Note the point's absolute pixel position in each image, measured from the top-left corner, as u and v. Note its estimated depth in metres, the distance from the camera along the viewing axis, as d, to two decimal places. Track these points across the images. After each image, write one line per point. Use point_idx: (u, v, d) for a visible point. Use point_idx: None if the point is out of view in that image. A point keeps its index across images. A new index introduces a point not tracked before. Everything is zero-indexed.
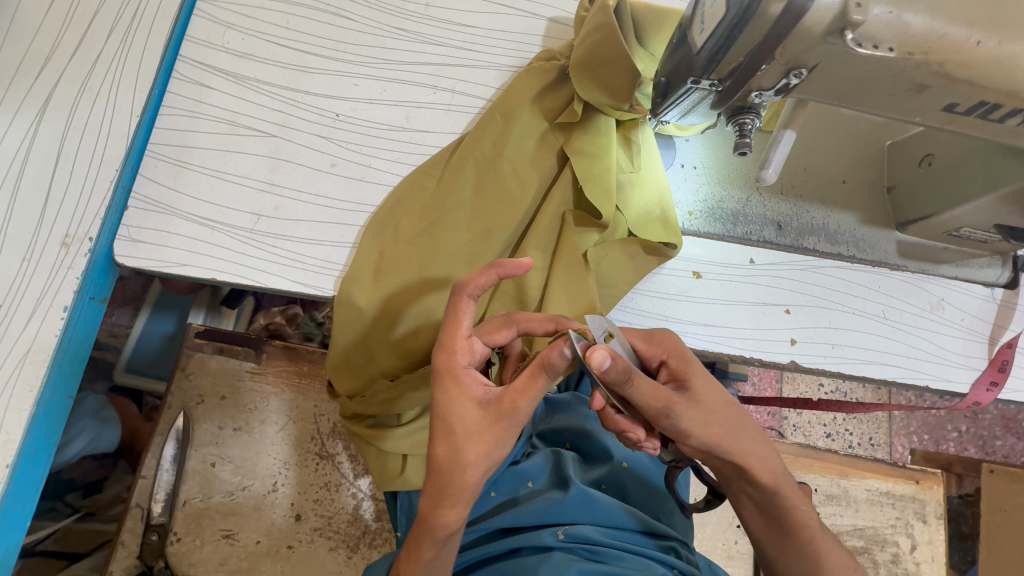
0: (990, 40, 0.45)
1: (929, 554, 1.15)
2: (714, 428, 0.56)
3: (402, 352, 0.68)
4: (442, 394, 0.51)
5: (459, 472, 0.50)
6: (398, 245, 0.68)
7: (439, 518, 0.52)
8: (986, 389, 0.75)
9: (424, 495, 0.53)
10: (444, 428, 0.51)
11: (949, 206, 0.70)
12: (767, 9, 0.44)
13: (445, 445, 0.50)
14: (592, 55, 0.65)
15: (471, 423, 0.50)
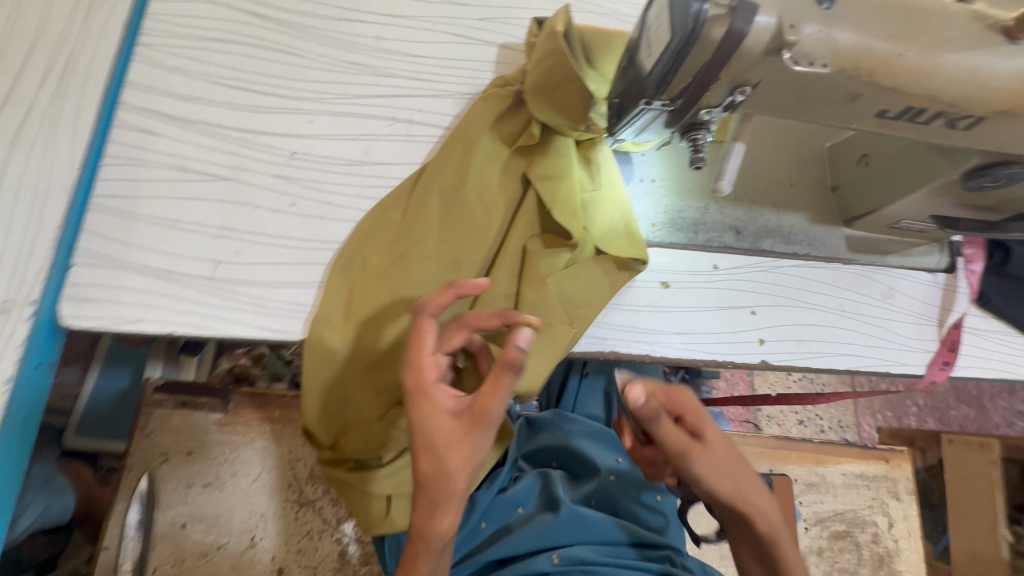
0: (910, 52, 0.49)
1: (906, 530, 1.20)
2: (727, 477, 0.57)
3: (380, 387, 0.66)
4: (415, 412, 0.50)
5: (445, 481, 0.49)
6: (367, 280, 0.67)
7: (428, 535, 0.50)
8: (940, 368, 0.81)
9: (415, 510, 0.51)
10: (423, 442, 0.49)
11: (888, 201, 0.75)
12: (710, 32, 0.46)
13: (426, 459, 0.49)
14: (546, 81, 0.67)
15: (448, 431, 0.49)
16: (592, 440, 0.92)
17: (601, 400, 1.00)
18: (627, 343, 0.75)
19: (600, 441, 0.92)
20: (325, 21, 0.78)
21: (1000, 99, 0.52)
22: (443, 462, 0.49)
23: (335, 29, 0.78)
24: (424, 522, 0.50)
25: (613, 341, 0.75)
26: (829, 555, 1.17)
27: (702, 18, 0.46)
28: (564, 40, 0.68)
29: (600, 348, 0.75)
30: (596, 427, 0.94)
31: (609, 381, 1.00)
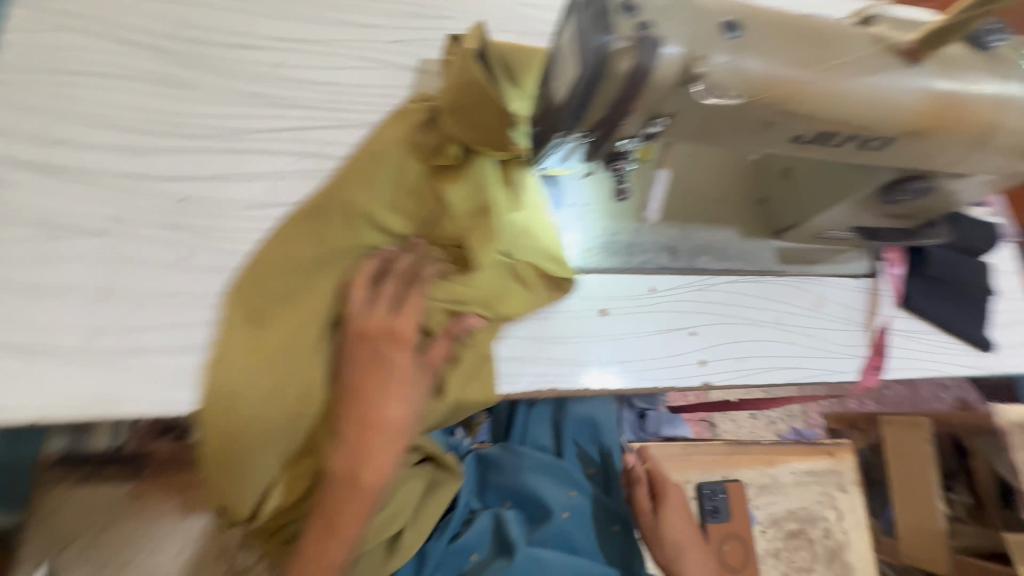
0: (818, 78, 0.48)
1: (853, 521, 1.24)
2: (676, 538, 0.83)
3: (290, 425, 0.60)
4: (397, 355, 0.61)
5: (406, 421, 0.62)
6: (270, 318, 0.60)
7: (365, 481, 0.60)
8: (871, 372, 0.84)
9: (365, 453, 0.60)
10: (393, 387, 0.61)
11: (813, 214, 0.76)
12: (618, 65, 0.43)
13: (396, 402, 0.61)
14: (461, 100, 0.60)
15: (413, 380, 0.63)
16: (542, 473, 0.89)
17: (551, 428, 0.96)
18: (569, 377, 0.72)
19: (550, 474, 0.89)
20: (215, 48, 0.70)
21: (905, 122, 0.53)
22: (403, 412, 0.62)
23: (228, 58, 0.70)
24: (366, 470, 0.60)
25: (553, 377, 0.72)
26: (785, 553, 1.20)
27: (607, 52, 0.43)
28: (479, 59, 0.61)
29: (541, 386, 0.71)
30: (546, 459, 0.90)
31: (559, 408, 0.97)
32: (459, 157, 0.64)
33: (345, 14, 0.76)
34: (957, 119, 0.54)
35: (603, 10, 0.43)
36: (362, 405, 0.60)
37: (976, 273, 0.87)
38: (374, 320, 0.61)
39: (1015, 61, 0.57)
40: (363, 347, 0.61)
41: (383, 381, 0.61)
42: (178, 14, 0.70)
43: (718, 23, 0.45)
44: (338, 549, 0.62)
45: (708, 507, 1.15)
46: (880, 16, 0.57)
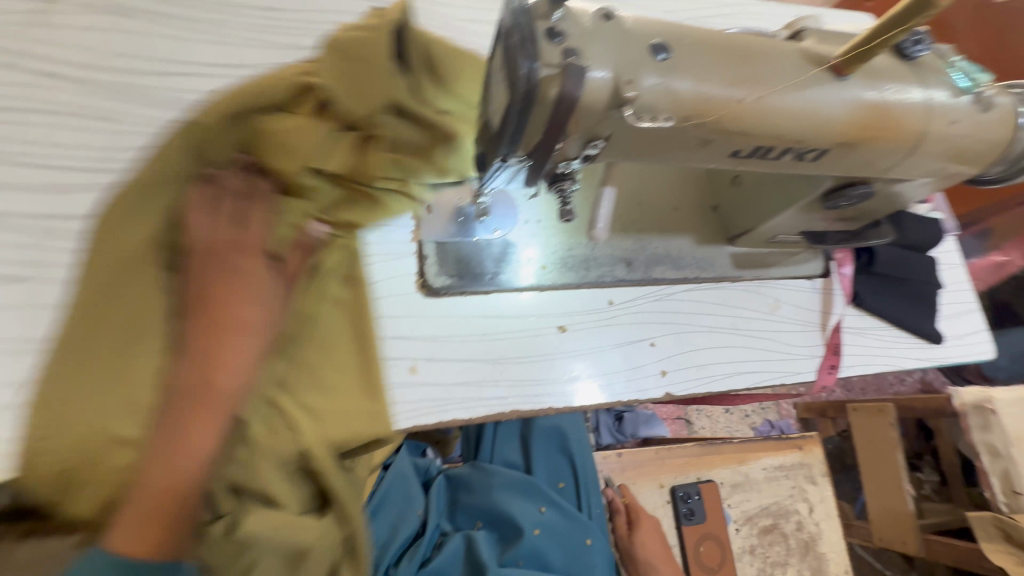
0: (749, 96, 0.48)
1: (824, 512, 1.27)
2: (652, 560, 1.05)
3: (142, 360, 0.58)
4: (240, 264, 0.62)
5: (258, 328, 0.61)
6: (101, 248, 0.59)
7: (219, 382, 0.58)
8: (828, 372, 0.85)
9: (211, 362, 0.58)
10: (242, 295, 0.61)
11: (762, 220, 0.77)
12: (546, 92, 0.42)
13: (247, 306, 0.61)
14: (349, 48, 0.63)
15: (263, 286, 0.63)
16: (512, 492, 0.88)
17: (519, 444, 0.95)
18: (530, 398, 0.71)
19: (521, 491, 0.88)
20: (142, 77, 0.67)
21: (837, 134, 0.54)
22: (257, 311, 0.62)
23: (157, 86, 0.67)
24: (220, 369, 0.58)
25: (515, 399, 0.71)
26: (760, 550, 1.21)
27: (534, 78, 0.42)
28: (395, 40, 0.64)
29: (503, 408, 0.70)
30: (517, 476, 0.88)
31: (525, 422, 0.95)
32: (315, 111, 0.64)
33: (281, 35, 0.73)
34: (886, 130, 0.55)
35: (529, 36, 0.42)
36: (213, 304, 0.60)
37: (927, 268, 0.90)
38: (220, 234, 0.62)
39: (939, 69, 0.59)
40: (211, 260, 0.61)
41: (238, 279, 0.62)
42: (101, 42, 0.67)
43: (647, 46, 0.45)
44: (190, 465, 0.55)
45: (683, 510, 1.16)
46: (809, 29, 0.58)
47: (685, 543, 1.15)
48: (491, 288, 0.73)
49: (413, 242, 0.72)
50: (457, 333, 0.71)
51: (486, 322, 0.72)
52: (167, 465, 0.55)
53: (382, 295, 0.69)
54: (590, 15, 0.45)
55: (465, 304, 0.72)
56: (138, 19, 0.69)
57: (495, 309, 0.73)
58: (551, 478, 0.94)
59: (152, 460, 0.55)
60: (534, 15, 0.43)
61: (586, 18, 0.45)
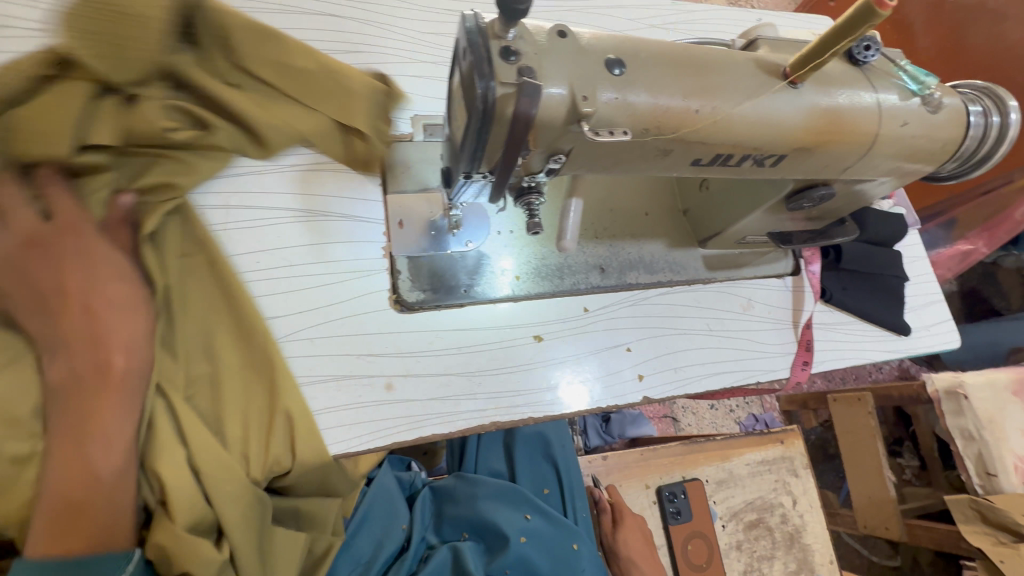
0: (705, 106, 0.50)
1: (807, 503, 1.29)
2: (636, 553, 1.06)
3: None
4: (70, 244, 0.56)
5: (121, 303, 0.57)
6: None
7: (110, 364, 0.54)
8: (801, 369, 0.87)
9: (81, 348, 0.54)
10: (86, 275, 0.56)
11: (730, 223, 0.78)
12: (503, 110, 0.43)
13: (106, 283, 0.56)
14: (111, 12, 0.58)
15: (110, 261, 0.58)
16: (497, 500, 0.88)
17: (502, 453, 0.96)
18: (509, 408, 0.72)
19: (506, 499, 0.88)
20: None
21: (792, 139, 0.55)
22: (127, 284, 0.58)
23: None
24: (95, 352, 0.54)
25: (493, 411, 0.71)
26: (747, 545, 1.23)
27: (490, 98, 0.42)
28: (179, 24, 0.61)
29: (482, 421, 0.70)
30: (501, 484, 0.89)
31: (508, 432, 0.96)
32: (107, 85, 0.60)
33: None
34: (841, 133, 0.57)
35: (483, 56, 0.43)
36: (66, 296, 0.55)
37: (893, 262, 0.93)
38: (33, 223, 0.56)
39: (889, 72, 0.61)
40: (39, 255, 0.55)
41: (85, 259, 0.56)
42: None
43: (602, 61, 0.46)
44: (102, 453, 0.52)
45: (670, 509, 1.17)
46: (762, 37, 0.60)
47: (672, 543, 1.16)
48: (466, 301, 0.73)
49: (386, 257, 0.72)
50: (434, 347, 0.71)
51: (462, 335, 0.72)
52: (78, 462, 0.51)
53: (356, 312, 0.69)
54: (544, 32, 0.46)
55: (440, 318, 0.72)
56: None
57: (471, 321, 0.73)
58: (536, 486, 0.95)
59: (59, 470, 0.51)
60: (488, 35, 0.44)
61: (541, 36, 0.45)
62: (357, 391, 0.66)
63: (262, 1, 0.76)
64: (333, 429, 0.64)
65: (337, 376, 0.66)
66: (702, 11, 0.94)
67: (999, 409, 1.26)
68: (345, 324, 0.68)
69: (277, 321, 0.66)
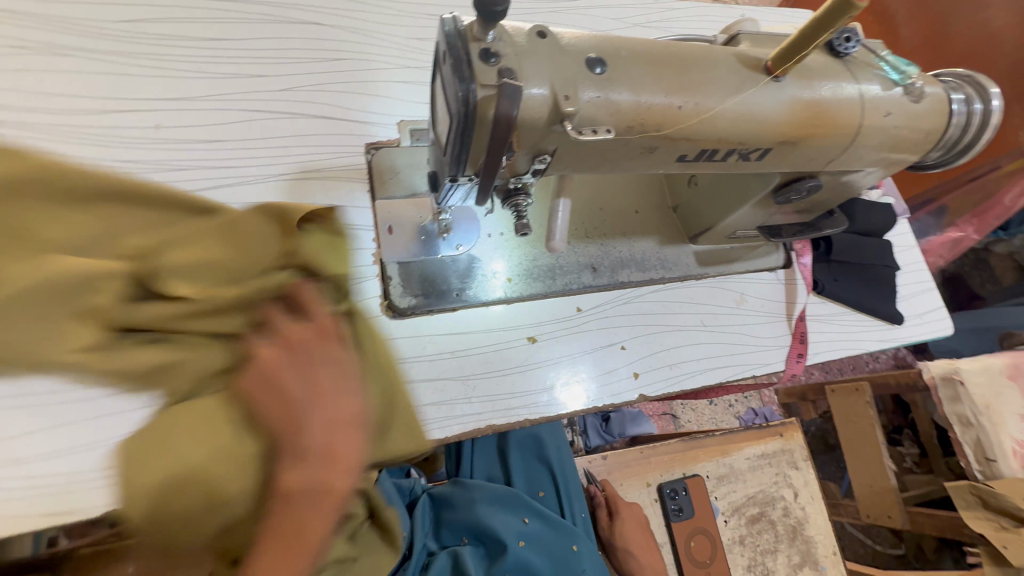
0: (688, 102, 0.50)
1: (809, 495, 1.29)
2: (632, 537, 1.07)
3: (218, 460, 0.50)
4: (312, 351, 0.53)
5: (342, 409, 0.50)
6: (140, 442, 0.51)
7: (330, 479, 0.47)
8: (796, 361, 0.87)
9: (304, 459, 0.48)
10: (322, 381, 0.51)
11: (720, 218, 0.78)
12: (483, 112, 0.43)
13: (328, 382, 0.51)
14: None
15: (337, 364, 0.53)
16: (496, 505, 0.87)
17: (499, 459, 0.96)
18: (507, 411, 0.71)
19: (504, 504, 0.88)
20: (85, 116, 0.66)
21: (776, 133, 0.55)
22: (354, 402, 0.52)
23: (99, 125, 0.66)
24: (317, 469, 0.47)
25: (491, 415, 0.71)
26: (750, 539, 1.23)
27: (471, 100, 0.43)
28: None
29: (480, 424, 0.70)
30: (501, 489, 0.88)
31: (502, 436, 0.96)
32: None
33: (225, 65, 0.73)
34: (825, 125, 0.57)
35: (463, 59, 0.43)
36: (301, 400, 0.50)
37: (882, 251, 0.93)
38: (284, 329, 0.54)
39: (870, 63, 0.61)
40: (291, 359, 0.52)
41: (321, 372, 0.51)
42: (38, 84, 0.66)
43: (582, 61, 0.46)
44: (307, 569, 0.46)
45: (672, 507, 1.16)
46: (743, 32, 0.60)
47: (675, 540, 1.16)
48: (459, 305, 0.73)
49: (377, 264, 0.72)
50: (427, 352, 0.70)
51: (456, 339, 0.72)
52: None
53: None
54: (523, 33, 0.45)
55: (432, 323, 0.72)
56: (75, 57, 0.68)
57: (465, 325, 0.73)
58: (533, 488, 0.95)
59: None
60: (468, 37, 0.44)
61: (520, 37, 0.45)
62: None
63: (243, 11, 0.76)
64: None
65: None
66: (684, 8, 0.94)
67: (995, 394, 1.27)
68: None
69: None
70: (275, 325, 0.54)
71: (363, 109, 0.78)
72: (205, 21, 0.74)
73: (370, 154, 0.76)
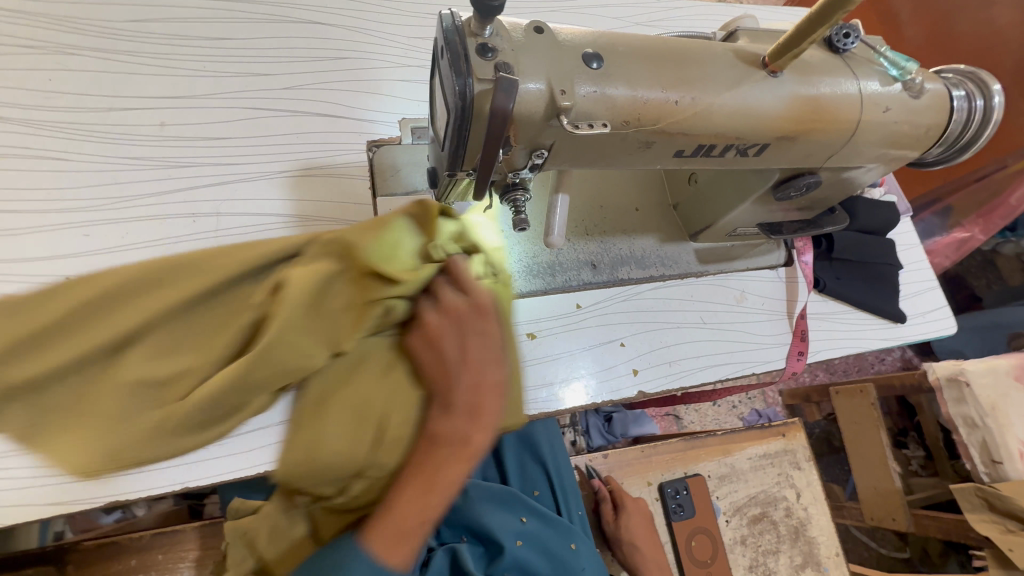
0: (685, 97, 0.50)
1: (811, 496, 1.28)
2: (637, 533, 1.06)
3: (393, 407, 0.50)
4: (466, 319, 0.51)
5: (487, 375, 0.50)
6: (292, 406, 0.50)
7: (474, 440, 0.48)
8: (797, 359, 0.86)
9: (450, 415, 0.49)
10: (470, 347, 0.51)
11: (719, 215, 0.78)
12: (479, 106, 0.44)
13: (472, 344, 0.50)
14: None
15: (489, 333, 0.51)
16: (491, 503, 0.87)
17: (496, 458, 0.96)
18: None
19: (501, 501, 0.88)
20: (92, 114, 0.67)
21: (774, 129, 0.55)
22: (500, 368, 0.51)
23: (105, 122, 0.67)
24: (460, 425, 0.48)
25: None
26: (752, 539, 1.22)
27: (468, 95, 0.43)
28: None
29: None
30: (496, 487, 0.88)
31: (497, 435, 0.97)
32: None
33: (230, 64, 0.74)
34: (823, 121, 0.57)
35: (460, 54, 0.43)
36: (452, 364, 0.50)
37: (885, 249, 0.93)
38: (450, 296, 0.52)
39: (869, 59, 0.61)
40: (449, 322, 0.51)
41: (472, 340, 0.51)
42: (46, 82, 0.67)
43: (579, 56, 0.47)
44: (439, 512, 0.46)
45: (672, 506, 1.16)
46: (742, 29, 0.60)
47: (676, 539, 1.16)
48: None
49: None
50: None
51: None
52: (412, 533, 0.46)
53: None
54: (520, 29, 0.46)
55: None
56: (83, 56, 0.69)
57: None
58: (530, 486, 0.95)
59: (401, 514, 0.46)
60: (465, 32, 0.44)
61: (517, 32, 0.46)
62: None
63: (249, 10, 0.77)
64: None
65: None
66: (685, 7, 0.94)
67: (1001, 396, 1.25)
68: None
69: None
70: (442, 296, 0.52)
71: (365, 107, 0.79)
72: (211, 20, 0.75)
73: (372, 152, 0.77)
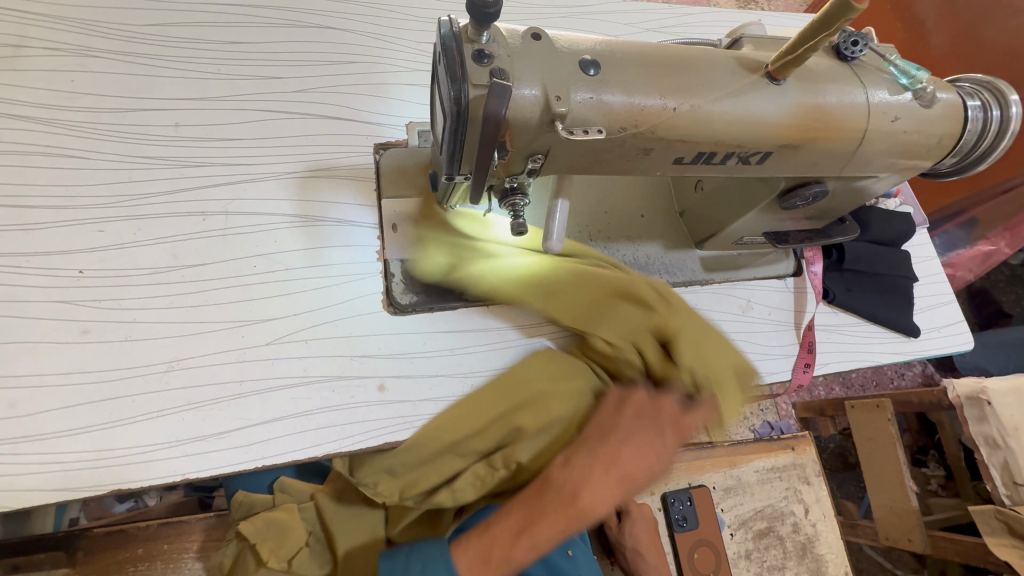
0: (684, 104, 0.50)
1: (820, 512, 1.25)
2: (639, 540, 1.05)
3: (561, 403, 0.66)
4: (661, 426, 0.62)
5: (635, 476, 0.60)
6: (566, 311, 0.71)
7: (581, 502, 0.58)
8: (803, 371, 0.85)
9: (586, 477, 0.59)
10: (655, 444, 0.61)
11: (726, 223, 0.77)
12: (475, 111, 0.44)
13: (640, 441, 0.61)
14: None
15: (661, 452, 0.61)
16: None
17: None
18: None
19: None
20: (111, 114, 0.70)
21: (777, 137, 0.55)
22: (644, 473, 0.61)
23: (123, 122, 0.70)
24: (589, 483, 0.59)
25: None
26: (756, 554, 1.20)
27: (463, 101, 0.44)
28: None
29: None
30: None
31: None
32: None
33: (245, 67, 0.76)
34: (827, 130, 0.56)
35: (456, 59, 0.44)
36: (625, 441, 0.62)
37: (898, 261, 0.91)
38: (673, 411, 0.64)
39: (878, 68, 0.60)
40: (650, 416, 0.63)
41: (652, 443, 0.61)
42: (69, 83, 0.70)
43: (576, 63, 0.47)
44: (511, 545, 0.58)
45: (675, 516, 1.15)
46: (746, 36, 0.60)
47: (678, 550, 1.14)
48: (461, 304, 0.74)
49: (380, 261, 0.73)
50: (424, 348, 0.71)
51: (455, 337, 0.72)
52: (499, 542, 0.59)
53: (350, 314, 0.70)
54: (518, 35, 0.46)
55: (433, 320, 0.72)
56: (104, 58, 0.72)
57: (464, 323, 0.73)
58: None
59: (501, 519, 0.60)
60: (462, 38, 0.45)
61: (514, 39, 0.46)
62: (350, 392, 0.66)
63: (266, 16, 0.80)
64: (322, 431, 0.64)
65: (333, 377, 0.66)
66: (696, 13, 0.94)
67: None
68: (338, 326, 0.69)
69: (274, 322, 0.66)
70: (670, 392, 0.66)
71: (375, 111, 0.80)
72: (229, 25, 0.78)
73: (379, 154, 0.78)
